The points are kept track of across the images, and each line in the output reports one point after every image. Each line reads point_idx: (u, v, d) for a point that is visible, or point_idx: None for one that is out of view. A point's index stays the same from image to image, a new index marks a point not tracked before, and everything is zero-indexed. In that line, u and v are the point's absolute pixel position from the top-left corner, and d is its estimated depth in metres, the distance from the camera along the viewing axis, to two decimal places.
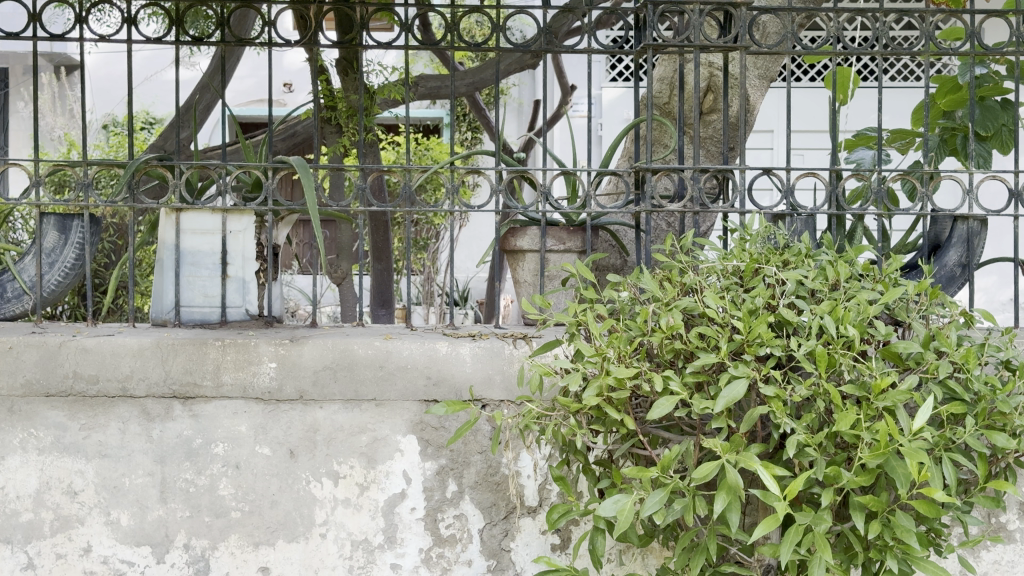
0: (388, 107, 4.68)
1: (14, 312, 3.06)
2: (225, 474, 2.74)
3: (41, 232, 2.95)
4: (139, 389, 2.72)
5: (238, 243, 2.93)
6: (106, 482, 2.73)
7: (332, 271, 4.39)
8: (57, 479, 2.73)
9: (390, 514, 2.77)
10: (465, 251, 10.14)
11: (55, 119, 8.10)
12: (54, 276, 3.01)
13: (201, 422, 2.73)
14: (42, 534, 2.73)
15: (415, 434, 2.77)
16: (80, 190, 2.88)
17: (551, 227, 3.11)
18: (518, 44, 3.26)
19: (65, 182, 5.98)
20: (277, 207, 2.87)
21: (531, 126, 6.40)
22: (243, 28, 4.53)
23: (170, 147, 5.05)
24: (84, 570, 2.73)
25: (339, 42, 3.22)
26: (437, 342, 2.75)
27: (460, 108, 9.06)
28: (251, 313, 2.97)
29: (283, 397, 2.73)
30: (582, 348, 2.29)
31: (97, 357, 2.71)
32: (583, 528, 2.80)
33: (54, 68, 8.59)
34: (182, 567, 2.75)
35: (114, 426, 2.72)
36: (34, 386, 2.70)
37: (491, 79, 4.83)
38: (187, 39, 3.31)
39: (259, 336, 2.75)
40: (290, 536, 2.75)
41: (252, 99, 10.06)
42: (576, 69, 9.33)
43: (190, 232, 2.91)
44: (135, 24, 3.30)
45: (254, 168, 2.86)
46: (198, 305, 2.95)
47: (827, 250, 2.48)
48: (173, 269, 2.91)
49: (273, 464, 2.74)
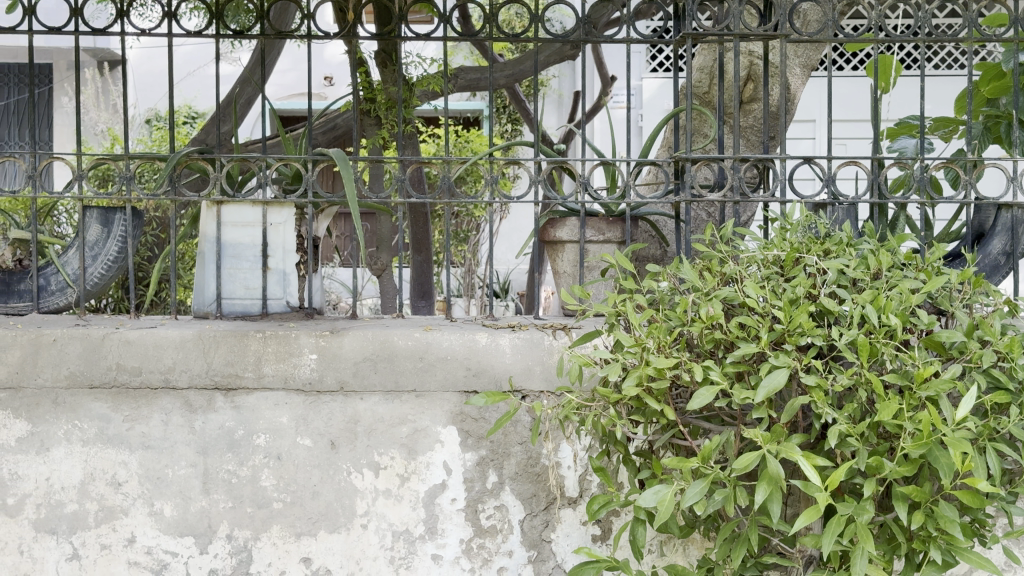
0: (427, 100, 4.67)
1: (58, 305, 3.08)
2: (267, 465, 2.76)
3: (85, 225, 2.97)
4: (182, 380, 2.74)
5: (279, 235, 2.95)
6: (150, 473, 2.75)
7: (373, 262, 4.42)
8: (101, 470, 2.75)
9: (431, 505, 2.77)
10: (506, 243, 10.14)
11: (98, 113, 8.15)
12: (97, 268, 3.03)
13: (243, 413, 2.75)
14: (86, 524, 2.76)
15: (456, 425, 2.77)
16: (122, 183, 2.90)
17: (590, 218, 3.10)
18: (557, 35, 3.24)
19: (108, 176, 6.01)
20: (317, 199, 2.88)
21: (570, 119, 6.39)
22: (284, 20, 4.56)
23: (211, 142, 5.08)
24: (128, 561, 2.76)
25: (378, 35, 3.21)
26: (477, 333, 2.75)
27: (500, 100, 9.06)
28: (291, 305, 2.98)
29: (323, 388, 2.74)
30: (622, 338, 2.28)
31: (140, 349, 2.73)
32: (624, 518, 2.80)
33: (97, 63, 8.65)
34: (225, 558, 2.76)
35: (157, 418, 2.74)
36: (78, 378, 2.73)
37: (530, 70, 4.82)
38: (228, 33, 3.32)
39: (300, 328, 2.77)
40: (332, 527, 2.77)
41: (293, 93, 10.09)
42: (616, 60, 9.30)
43: (231, 224, 2.92)
44: (175, 18, 3.32)
45: (295, 160, 2.87)
46: (239, 298, 2.97)
47: (869, 239, 2.45)
48: (215, 262, 2.92)
49: (314, 455, 2.76)
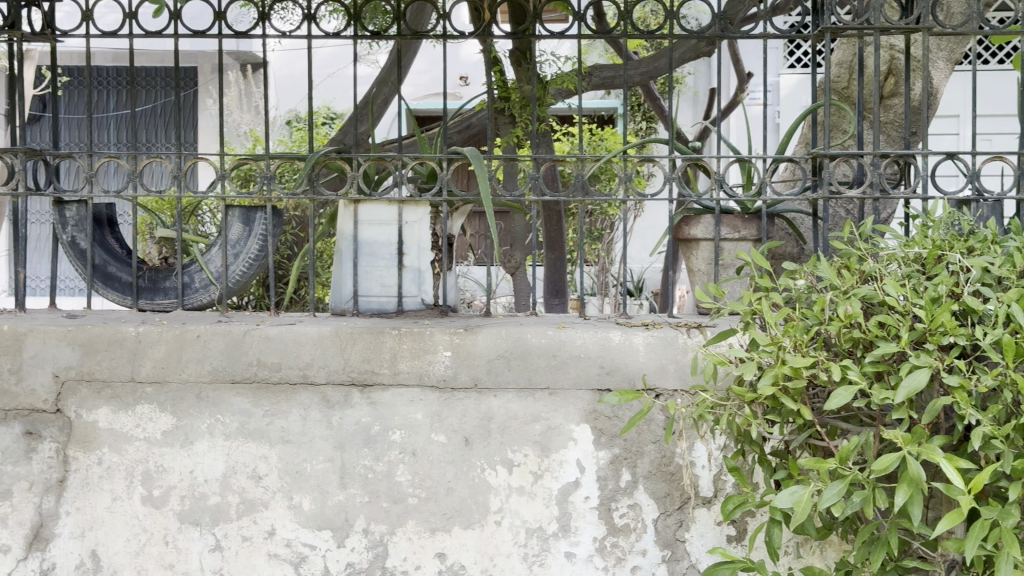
0: (562, 98, 4.68)
1: (201, 302, 3.15)
2: (403, 460, 2.79)
3: (227, 224, 3.04)
4: (320, 376, 2.78)
5: (414, 233, 2.97)
6: (289, 467, 2.80)
7: (507, 260, 4.43)
8: (242, 463, 2.81)
9: (564, 502, 2.78)
10: (640, 242, 10.09)
11: (241, 115, 8.32)
12: (239, 266, 3.09)
13: (379, 409, 2.78)
14: (228, 516, 2.82)
15: (589, 423, 2.77)
16: (263, 183, 2.96)
17: (726, 215, 3.07)
18: (693, 31, 3.22)
19: (250, 176, 6.14)
20: (452, 197, 2.90)
21: (705, 116, 6.34)
22: (420, 21, 4.60)
23: (348, 141, 5.16)
24: (268, 553, 2.81)
25: (513, 34, 3.22)
26: (610, 331, 2.75)
27: (634, 98, 9.02)
28: (427, 302, 3.02)
29: (458, 384, 2.77)
30: (757, 337, 2.25)
31: (280, 345, 2.78)
32: (760, 519, 2.76)
33: (240, 66, 8.83)
34: (361, 552, 2.80)
35: (296, 413, 2.79)
36: (220, 373, 2.79)
37: (665, 68, 4.79)
38: (367, 34, 3.36)
39: (434, 325, 2.79)
40: (466, 522, 2.79)
41: (429, 93, 10.19)
42: (753, 56, 9.20)
43: (368, 223, 2.96)
44: (314, 20, 3.37)
45: (430, 159, 2.90)
46: (375, 295, 3.01)
47: (1014, 236, 2.39)
48: (352, 259, 2.97)
49: (449, 452, 2.78)
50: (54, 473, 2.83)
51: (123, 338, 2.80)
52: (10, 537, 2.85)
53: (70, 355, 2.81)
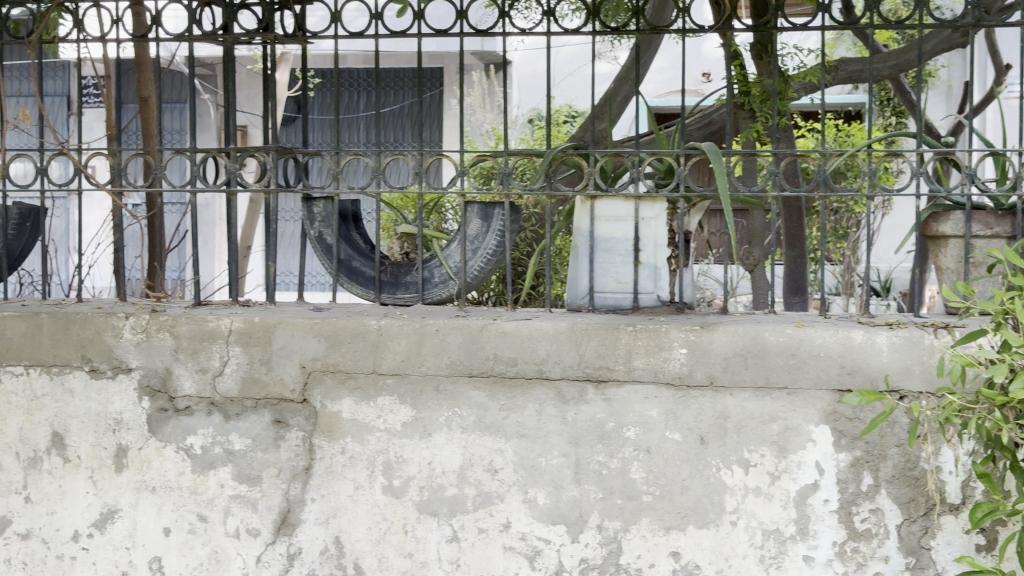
0: (805, 92, 4.57)
1: (440, 296, 3.20)
2: (637, 458, 2.78)
3: (465, 219, 3.09)
4: (555, 371, 2.79)
5: (650, 229, 2.95)
6: (524, 461, 2.83)
7: (746, 257, 4.35)
8: (479, 456, 2.85)
9: (803, 505, 2.72)
10: (887, 240, 9.80)
11: (484, 114, 8.46)
12: (477, 261, 3.13)
13: (614, 405, 2.78)
14: (465, 508, 2.86)
15: (828, 425, 2.70)
16: (501, 180, 2.99)
17: (978, 211, 2.94)
18: (945, 20, 3.09)
19: (491, 175, 6.22)
20: (690, 193, 2.86)
21: (958, 109, 6.10)
22: (660, 17, 4.57)
23: (587, 139, 5.17)
24: (504, 545, 2.85)
25: (754, 27, 3.16)
26: (852, 331, 2.67)
27: (882, 92, 8.76)
28: (662, 299, 2.99)
29: (693, 382, 2.73)
30: (1010, 338, 2.14)
31: (516, 340, 2.81)
32: (1012, 529, 2.64)
33: (484, 66, 8.96)
34: (595, 548, 2.81)
35: (532, 407, 2.81)
36: (457, 366, 2.83)
37: (916, 60, 4.62)
38: (606, 30, 3.35)
39: (670, 322, 2.77)
40: (700, 522, 2.76)
41: (670, 90, 10.13)
42: (1011, 46, 8.80)
43: (604, 219, 2.95)
44: (554, 17, 3.39)
45: (667, 155, 2.87)
46: (611, 291, 3.00)
47: None
48: (588, 255, 2.97)
49: (684, 450, 2.75)
50: (300, 460, 2.93)
51: (366, 331, 2.87)
52: (259, 522, 2.96)
53: (316, 346, 2.90)
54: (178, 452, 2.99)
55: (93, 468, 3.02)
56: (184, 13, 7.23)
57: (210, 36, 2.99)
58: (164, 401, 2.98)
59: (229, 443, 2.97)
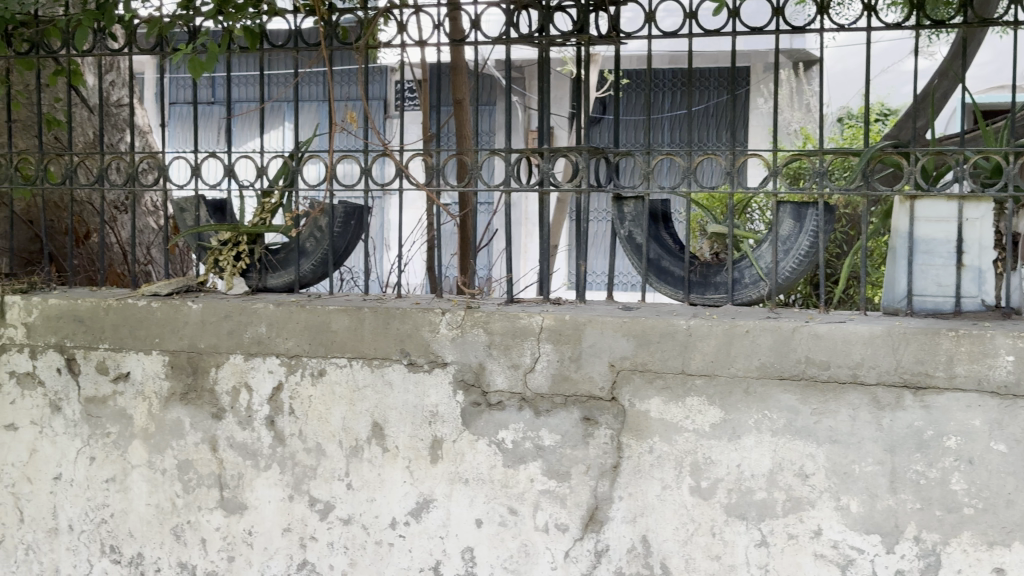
0: None
1: (750, 298, 3.15)
2: (958, 468, 2.67)
3: (778, 220, 3.03)
4: (870, 376, 2.71)
5: (975, 231, 2.83)
6: (837, 467, 2.76)
7: None
8: (790, 460, 2.80)
9: None
10: None
11: (794, 113, 8.31)
12: (789, 262, 3.07)
13: (933, 413, 2.68)
14: (775, 513, 2.83)
15: None
16: (816, 179, 2.92)
17: None
18: None
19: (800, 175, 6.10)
20: (1020, 193, 2.72)
21: None
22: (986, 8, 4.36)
23: (905, 137, 5.00)
24: (815, 553, 2.80)
25: None
26: None
27: None
28: (987, 304, 2.85)
29: (1021, 392, 2.60)
30: None
31: (830, 343, 2.74)
32: None
33: (793, 64, 8.80)
34: (912, 559, 2.73)
35: (845, 413, 2.74)
36: (768, 368, 2.79)
37: None
38: (929, 23, 3.22)
39: (996, 328, 2.64)
40: None
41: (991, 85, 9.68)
42: None
43: (925, 220, 2.85)
44: (874, 11, 3.28)
45: (995, 153, 2.74)
46: (931, 295, 2.89)
47: None
48: (907, 257, 2.87)
49: (1010, 462, 2.63)
50: (609, 458, 2.96)
51: (675, 331, 2.86)
52: (568, 517, 3.01)
53: (625, 345, 2.92)
54: (491, 446, 3.06)
55: (410, 458, 3.13)
56: (499, 18, 7.38)
57: (527, 37, 3.05)
58: (478, 395, 3.06)
59: (539, 439, 3.02)
